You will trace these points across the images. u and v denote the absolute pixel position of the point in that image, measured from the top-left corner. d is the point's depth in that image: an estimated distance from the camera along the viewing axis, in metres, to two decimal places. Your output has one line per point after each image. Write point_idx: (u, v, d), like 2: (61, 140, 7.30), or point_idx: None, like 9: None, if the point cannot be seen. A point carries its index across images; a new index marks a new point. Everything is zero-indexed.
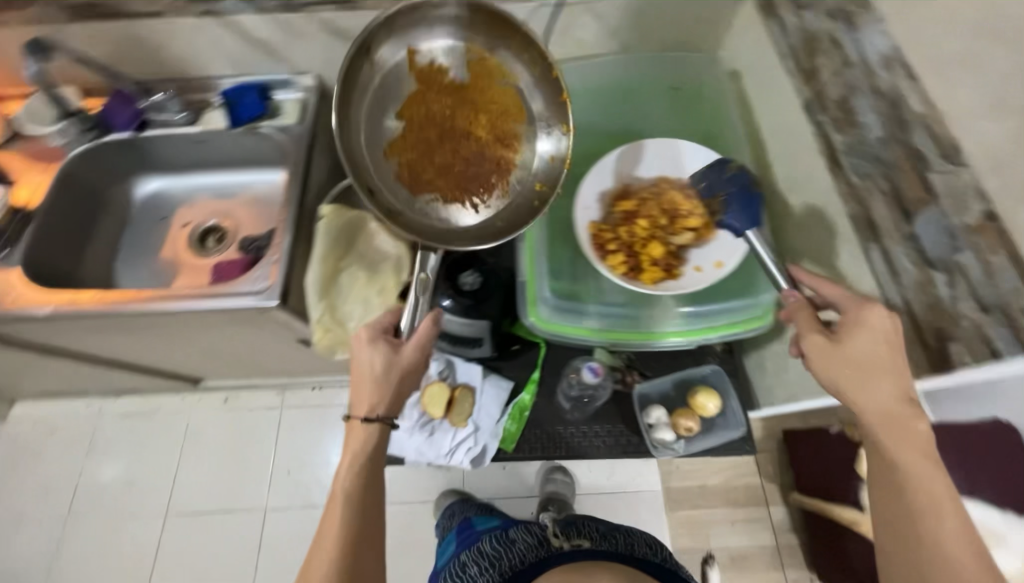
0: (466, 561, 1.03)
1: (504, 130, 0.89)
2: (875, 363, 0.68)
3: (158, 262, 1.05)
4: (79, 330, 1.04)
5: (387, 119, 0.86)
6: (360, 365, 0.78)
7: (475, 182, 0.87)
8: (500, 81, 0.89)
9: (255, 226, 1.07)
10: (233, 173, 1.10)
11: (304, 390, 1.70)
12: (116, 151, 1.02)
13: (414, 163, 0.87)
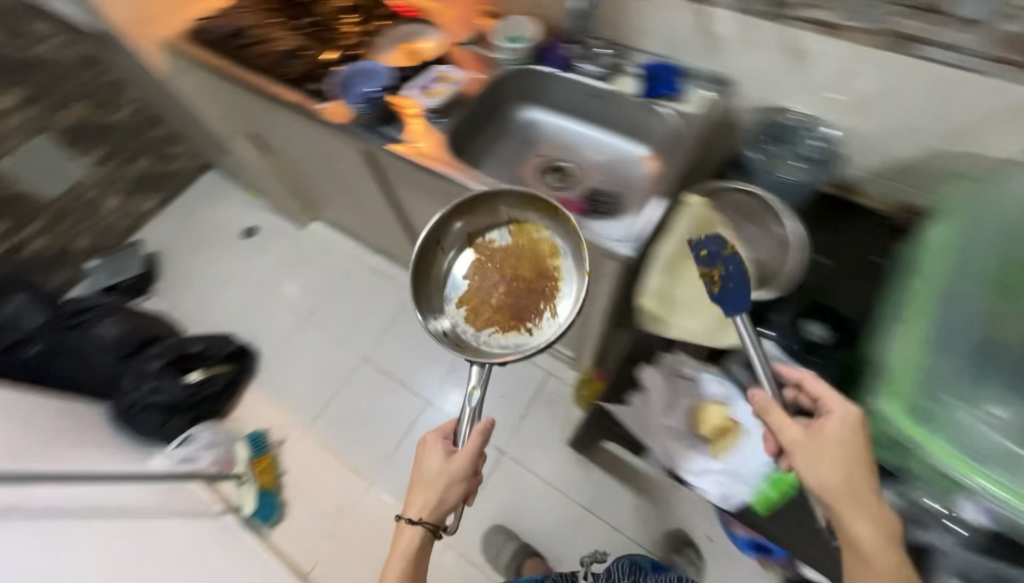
0: None
1: (543, 266, 1.05)
2: (842, 464, 0.73)
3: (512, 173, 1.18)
4: (430, 198, 1.28)
5: (454, 281, 1.06)
6: (424, 469, 0.99)
7: (526, 311, 1.03)
8: (537, 232, 1.07)
9: (600, 182, 1.14)
10: (602, 131, 1.18)
11: None
12: (533, 79, 1.17)
13: (478, 307, 1.04)
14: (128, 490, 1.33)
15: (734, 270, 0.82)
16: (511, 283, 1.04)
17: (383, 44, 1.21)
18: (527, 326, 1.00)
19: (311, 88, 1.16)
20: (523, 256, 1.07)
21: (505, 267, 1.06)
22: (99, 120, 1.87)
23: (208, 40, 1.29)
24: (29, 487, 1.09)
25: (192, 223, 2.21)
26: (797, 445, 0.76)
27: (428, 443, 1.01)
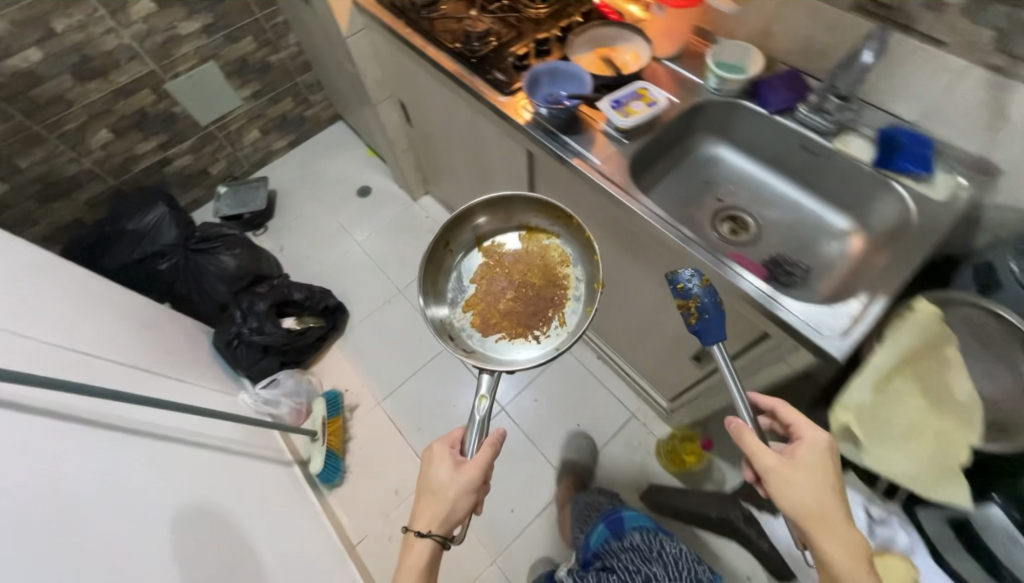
0: None
1: (555, 273, 1.05)
2: (824, 493, 0.68)
3: (681, 210, 1.07)
4: (579, 213, 1.19)
5: (462, 283, 1.07)
6: (432, 478, 0.92)
7: (535, 317, 1.02)
8: (547, 238, 1.09)
9: (784, 246, 1.00)
10: (797, 190, 1.04)
11: (594, 354, 1.74)
12: (736, 114, 1.04)
13: (485, 311, 1.03)
14: (226, 424, 1.37)
15: (710, 302, 0.76)
16: (520, 289, 1.04)
17: (578, 46, 1.10)
18: (535, 332, 0.99)
19: (496, 77, 1.08)
20: (533, 263, 1.08)
21: (514, 271, 1.06)
22: (261, 58, 1.94)
23: (398, 7, 1.25)
24: (152, 411, 1.13)
25: (314, 171, 2.26)
26: (774, 474, 0.70)
27: (433, 449, 0.94)
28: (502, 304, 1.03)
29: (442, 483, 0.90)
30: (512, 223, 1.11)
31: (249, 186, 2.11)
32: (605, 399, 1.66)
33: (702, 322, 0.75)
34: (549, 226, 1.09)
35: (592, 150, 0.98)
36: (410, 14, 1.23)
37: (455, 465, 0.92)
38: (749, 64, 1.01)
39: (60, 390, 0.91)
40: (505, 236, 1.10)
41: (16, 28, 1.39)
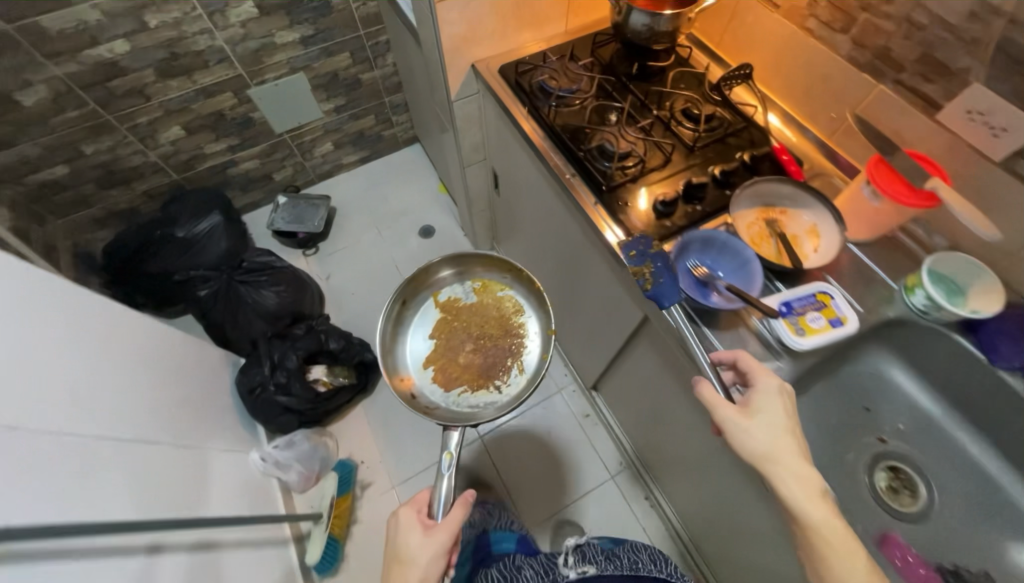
0: (520, 565, 0.95)
1: (513, 324, 1.00)
2: (780, 432, 0.64)
3: (834, 445, 0.81)
4: (685, 389, 0.96)
5: (419, 339, 1.00)
6: (401, 548, 0.76)
7: (496, 368, 0.96)
8: (500, 291, 1.04)
9: (966, 540, 0.74)
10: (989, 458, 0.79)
11: (640, 491, 1.52)
12: (936, 343, 0.79)
13: (445, 368, 0.97)
14: (234, 529, 1.17)
15: (664, 267, 0.77)
16: (479, 344, 0.98)
17: (742, 200, 0.86)
18: (497, 385, 0.93)
19: (629, 221, 0.86)
20: (491, 317, 1.02)
21: (473, 325, 1.00)
22: (353, 74, 1.78)
23: (524, 88, 1.03)
24: (164, 527, 0.95)
25: (379, 195, 2.10)
26: (735, 427, 0.66)
27: (406, 515, 0.79)
28: (463, 359, 0.96)
29: (416, 552, 0.75)
30: (463, 277, 1.05)
31: (310, 203, 1.96)
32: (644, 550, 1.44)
33: (661, 286, 0.75)
34: (501, 278, 1.04)
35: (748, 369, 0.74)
36: (537, 102, 1.01)
37: (427, 531, 0.77)
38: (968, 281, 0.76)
39: (55, 534, 0.70)
40: (457, 288, 1.04)
41: (109, 18, 1.27)
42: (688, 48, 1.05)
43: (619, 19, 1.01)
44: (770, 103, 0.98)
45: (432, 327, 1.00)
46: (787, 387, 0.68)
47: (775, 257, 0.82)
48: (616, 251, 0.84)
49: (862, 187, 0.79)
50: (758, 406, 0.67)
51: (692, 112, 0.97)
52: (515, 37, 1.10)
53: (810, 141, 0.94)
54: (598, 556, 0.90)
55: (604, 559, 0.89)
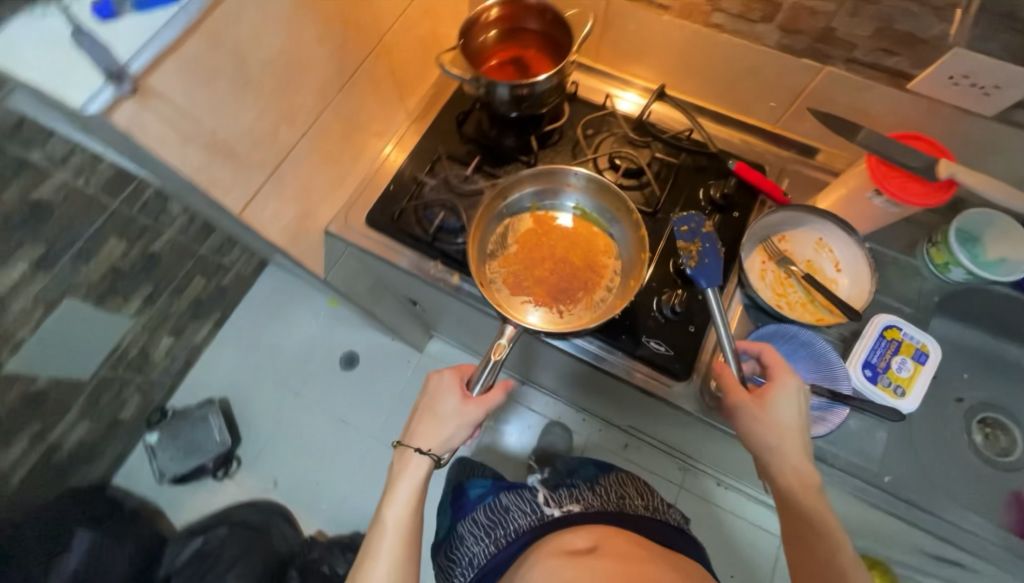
0: (508, 504, 0.87)
1: (598, 263, 0.73)
2: (789, 428, 0.56)
3: (938, 441, 0.74)
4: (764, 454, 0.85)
5: (499, 241, 0.73)
6: (436, 401, 0.65)
7: (563, 293, 0.70)
8: (602, 228, 0.75)
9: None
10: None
11: (711, 483, 1.31)
12: (979, 298, 0.74)
13: (516, 282, 0.71)
14: None
15: (712, 247, 0.65)
16: (563, 264, 0.72)
17: (745, 252, 0.72)
18: (560, 314, 0.69)
19: (653, 350, 0.69)
20: (577, 241, 0.75)
21: (559, 247, 0.74)
22: (141, 252, 1.25)
23: (421, 237, 0.75)
24: None
25: (262, 352, 1.57)
26: (745, 417, 0.57)
27: (447, 379, 0.65)
28: (543, 276, 0.71)
29: (446, 411, 0.64)
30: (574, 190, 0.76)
31: (196, 417, 1.45)
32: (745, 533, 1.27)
33: (697, 269, 0.63)
34: (604, 212, 0.76)
35: (864, 454, 0.65)
36: (449, 249, 0.74)
37: (462, 402, 0.64)
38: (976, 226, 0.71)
39: None
40: (560, 201, 0.76)
41: None
42: (574, 84, 0.83)
43: (481, 93, 0.74)
44: (696, 112, 0.82)
45: (516, 233, 0.74)
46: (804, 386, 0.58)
47: (809, 304, 0.70)
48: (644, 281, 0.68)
49: (863, 193, 0.68)
50: (775, 401, 0.56)
51: (630, 169, 0.77)
52: (359, 167, 0.79)
53: (756, 137, 0.80)
54: (583, 492, 0.86)
55: (589, 494, 0.85)
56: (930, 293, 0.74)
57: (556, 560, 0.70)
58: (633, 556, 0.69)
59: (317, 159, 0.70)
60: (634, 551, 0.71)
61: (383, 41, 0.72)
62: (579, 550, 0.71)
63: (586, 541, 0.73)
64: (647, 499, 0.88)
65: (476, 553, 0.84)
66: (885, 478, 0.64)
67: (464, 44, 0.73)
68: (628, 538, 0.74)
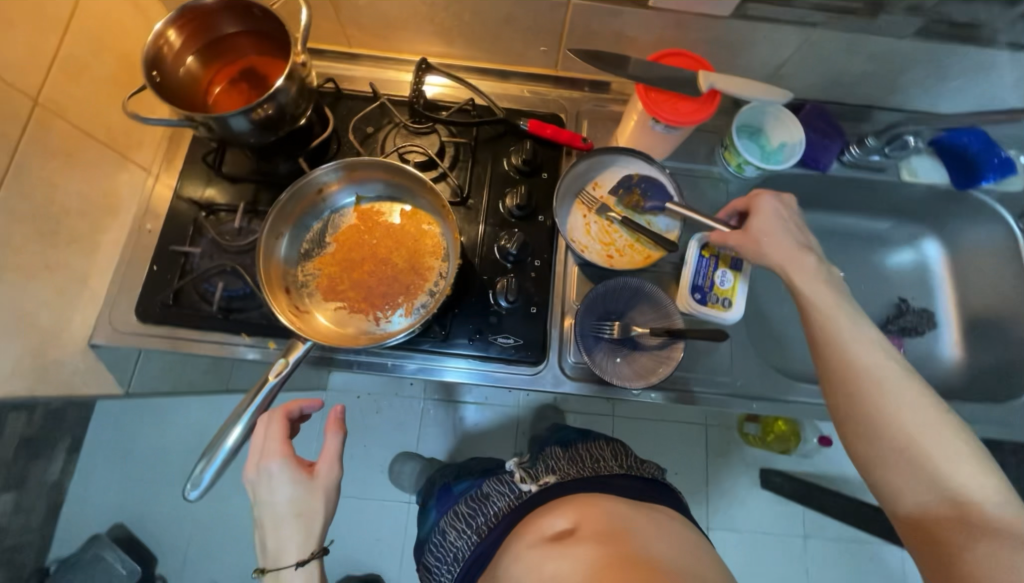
0: (484, 492, 0.69)
1: (421, 261, 0.63)
2: (782, 231, 0.60)
3: (778, 322, 0.80)
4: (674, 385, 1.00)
5: (313, 241, 0.63)
6: (278, 505, 0.52)
7: (381, 299, 0.61)
8: (428, 224, 0.64)
9: (874, 295, 0.84)
10: (852, 219, 0.85)
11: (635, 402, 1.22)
12: (774, 184, 0.78)
13: (333, 289, 0.61)
14: None
15: (647, 182, 0.70)
16: (386, 264, 0.62)
17: (562, 212, 0.70)
18: (373, 323, 0.60)
19: (504, 346, 0.66)
20: (401, 242, 0.64)
21: (381, 248, 0.63)
22: None
23: (208, 318, 0.62)
24: None
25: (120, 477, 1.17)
26: (743, 237, 0.62)
27: (277, 472, 0.52)
28: (365, 279, 0.61)
29: (300, 504, 0.52)
30: (395, 181, 0.64)
31: (87, 562, 1.07)
32: (677, 448, 1.21)
33: (650, 200, 0.70)
34: (425, 203, 0.65)
35: (715, 368, 0.69)
36: (248, 318, 0.63)
37: (309, 479, 0.53)
38: (749, 110, 0.72)
39: None
40: (380, 191, 0.65)
41: None
42: (330, 80, 0.71)
43: (209, 130, 0.60)
44: (473, 76, 0.75)
45: (335, 231, 0.63)
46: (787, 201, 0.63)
47: (636, 244, 0.70)
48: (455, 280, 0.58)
49: (647, 122, 0.66)
50: (758, 214, 0.61)
51: (422, 162, 0.69)
52: (101, 259, 0.63)
53: (543, 87, 0.76)
54: (558, 459, 0.72)
55: (564, 462, 0.70)
56: (737, 193, 0.77)
57: (538, 551, 0.56)
58: (619, 528, 0.57)
59: (21, 278, 0.54)
60: (616, 522, 0.58)
61: (44, 101, 0.54)
62: (562, 533, 0.58)
63: (567, 519, 0.60)
64: (622, 457, 0.73)
65: (458, 550, 0.67)
66: (737, 383, 0.68)
67: (158, 78, 0.58)
68: (609, 503, 0.62)
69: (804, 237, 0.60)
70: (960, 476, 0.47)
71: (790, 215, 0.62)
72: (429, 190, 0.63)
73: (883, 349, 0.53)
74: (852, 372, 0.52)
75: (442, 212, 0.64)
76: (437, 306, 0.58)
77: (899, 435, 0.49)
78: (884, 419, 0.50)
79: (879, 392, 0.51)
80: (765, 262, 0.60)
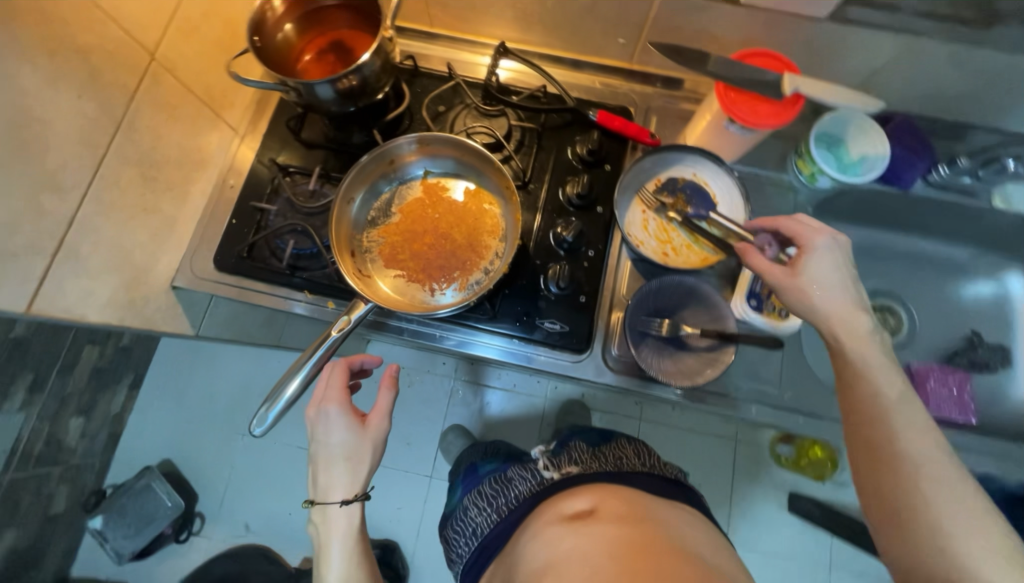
0: (508, 476, 0.72)
1: (479, 239, 0.64)
2: (833, 280, 0.52)
3: None
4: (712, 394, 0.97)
5: (380, 209, 0.66)
6: (331, 445, 0.56)
7: (438, 272, 0.63)
8: (490, 204, 0.66)
9: (943, 325, 0.79)
10: (929, 243, 0.81)
11: (666, 407, 1.21)
12: (847, 197, 0.75)
13: (394, 257, 0.64)
14: None
15: (692, 189, 0.70)
16: (446, 238, 0.64)
17: (622, 206, 0.69)
18: (429, 294, 0.62)
19: (550, 331, 0.67)
20: (463, 219, 0.65)
21: (442, 223, 0.65)
22: None
23: (276, 272, 0.67)
24: None
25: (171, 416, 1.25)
26: (783, 284, 0.54)
27: (335, 416, 0.56)
28: (425, 250, 0.64)
29: (350, 449, 0.56)
30: (464, 160, 0.66)
31: (139, 489, 1.17)
32: (705, 460, 1.19)
33: (695, 207, 0.69)
34: (490, 185, 0.66)
35: (761, 378, 0.67)
36: (311, 277, 0.66)
37: (361, 428, 0.57)
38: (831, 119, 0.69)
39: None
40: (448, 167, 0.67)
41: None
42: (409, 57, 0.73)
43: (297, 95, 0.63)
44: (547, 64, 0.75)
45: (402, 202, 0.66)
46: (843, 239, 0.54)
47: (693, 246, 0.69)
48: (511, 261, 0.59)
49: (721, 122, 0.65)
50: (808, 257, 0.53)
51: (488, 144, 0.71)
52: (189, 208, 0.69)
53: (615, 79, 0.76)
54: (581, 453, 0.72)
55: (588, 456, 0.70)
56: (805, 204, 0.74)
57: (556, 528, 0.56)
58: (637, 514, 0.57)
59: (125, 216, 0.60)
60: (631, 508, 0.58)
61: (159, 57, 0.60)
62: (580, 514, 0.58)
63: (586, 501, 0.60)
64: (645, 455, 0.72)
65: (477, 524, 0.69)
66: (785, 397, 0.66)
67: (258, 44, 0.62)
68: (630, 497, 0.61)
69: (862, 292, 0.52)
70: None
71: (847, 261, 0.54)
72: (494, 171, 0.65)
73: (935, 433, 0.46)
74: (878, 449, 0.46)
75: (505, 194, 0.65)
76: (492, 283, 0.60)
77: (936, 540, 0.42)
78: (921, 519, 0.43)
79: (910, 485, 0.44)
80: (806, 312, 0.53)
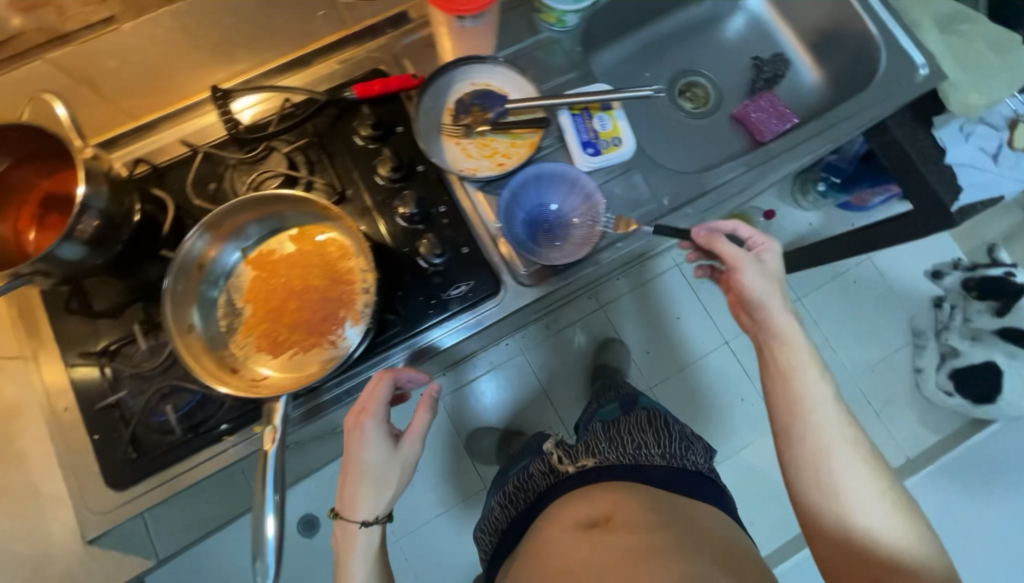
0: (531, 470, 0.78)
1: (337, 270, 0.61)
2: (770, 277, 0.61)
3: (675, 134, 0.86)
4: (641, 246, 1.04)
5: (228, 312, 0.59)
6: (360, 461, 0.55)
7: (325, 325, 0.59)
8: (324, 233, 0.62)
9: (730, 68, 0.89)
10: (679, 14, 0.89)
11: (611, 282, 1.28)
12: (597, 19, 0.79)
13: (275, 343, 0.59)
14: None
15: (477, 95, 0.70)
16: (309, 291, 0.60)
17: (436, 151, 0.69)
18: (332, 349, 0.58)
19: (460, 295, 0.66)
20: (312, 265, 0.61)
21: (294, 281, 0.60)
22: None
23: (177, 445, 0.59)
24: None
25: None
26: (743, 271, 0.61)
27: (375, 429, 0.55)
28: (298, 316, 0.59)
29: (381, 466, 0.56)
30: (267, 214, 0.60)
31: None
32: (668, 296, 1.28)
33: (491, 110, 0.70)
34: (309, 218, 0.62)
35: (642, 198, 0.70)
36: (215, 422, 0.59)
37: (397, 444, 0.57)
38: None
39: None
40: (258, 230, 0.61)
41: None
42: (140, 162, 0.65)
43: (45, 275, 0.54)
44: (273, 78, 0.70)
45: (242, 292, 0.60)
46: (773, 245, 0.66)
47: (517, 141, 0.70)
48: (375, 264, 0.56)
49: (455, 25, 0.66)
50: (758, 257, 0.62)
51: (281, 184, 0.66)
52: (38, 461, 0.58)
53: (343, 50, 0.72)
54: (599, 440, 0.75)
55: (606, 446, 0.73)
56: (571, 46, 0.77)
57: (567, 536, 0.62)
58: (660, 518, 0.60)
59: None
60: (648, 511, 0.61)
61: None
62: (591, 523, 0.63)
63: (600, 509, 0.64)
64: (667, 438, 0.74)
65: (501, 519, 0.78)
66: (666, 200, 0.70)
67: None
68: (646, 497, 0.64)
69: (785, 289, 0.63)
70: (883, 533, 0.53)
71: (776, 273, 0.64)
72: (302, 203, 0.60)
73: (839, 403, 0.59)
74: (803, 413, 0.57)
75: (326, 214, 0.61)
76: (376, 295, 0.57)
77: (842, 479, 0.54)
78: (835, 476, 0.55)
79: (825, 440, 0.56)
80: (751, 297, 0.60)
